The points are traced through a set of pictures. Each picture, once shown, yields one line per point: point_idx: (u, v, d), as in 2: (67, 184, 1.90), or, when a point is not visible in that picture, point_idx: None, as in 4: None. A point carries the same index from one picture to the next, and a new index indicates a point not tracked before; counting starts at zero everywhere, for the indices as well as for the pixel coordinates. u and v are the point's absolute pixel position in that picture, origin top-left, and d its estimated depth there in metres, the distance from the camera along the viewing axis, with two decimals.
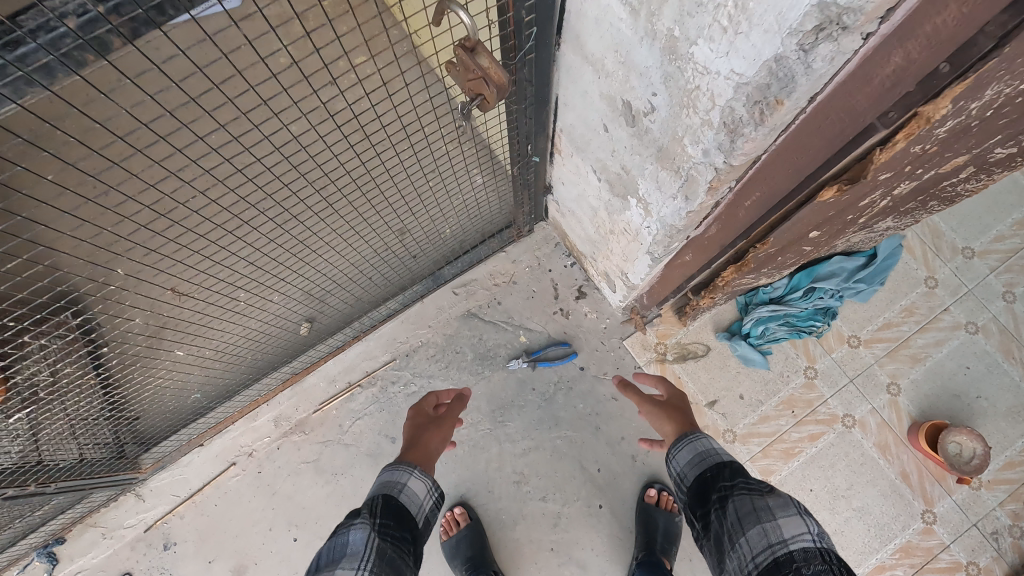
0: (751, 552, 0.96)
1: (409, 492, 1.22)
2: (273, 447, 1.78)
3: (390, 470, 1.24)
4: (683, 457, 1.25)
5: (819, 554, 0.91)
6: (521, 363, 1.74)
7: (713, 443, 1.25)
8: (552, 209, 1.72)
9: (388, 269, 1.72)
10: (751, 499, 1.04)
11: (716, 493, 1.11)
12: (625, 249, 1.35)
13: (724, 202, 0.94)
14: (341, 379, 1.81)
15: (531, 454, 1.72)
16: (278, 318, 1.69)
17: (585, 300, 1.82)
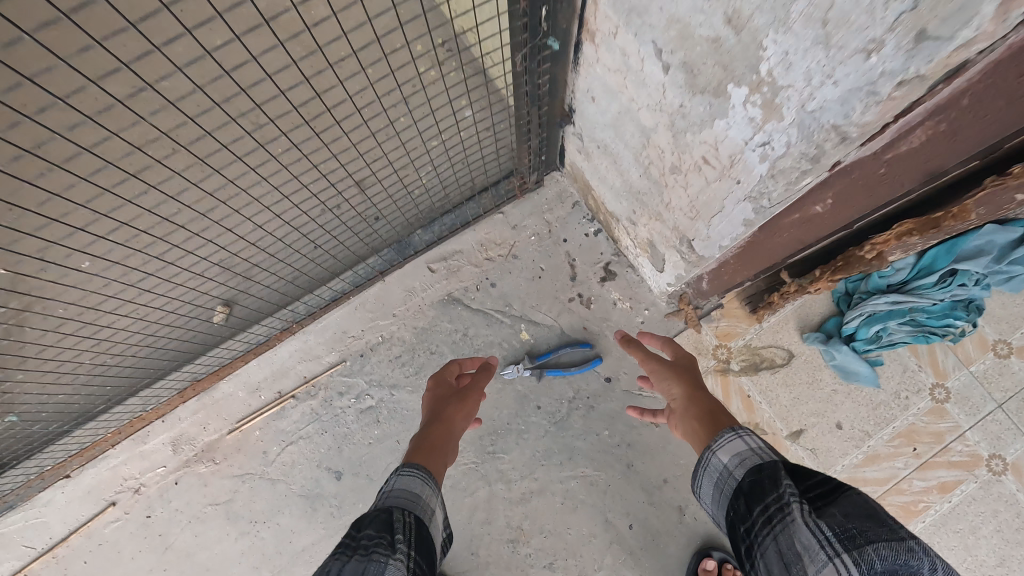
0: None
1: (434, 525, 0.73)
2: (169, 482, 1.26)
3: (413, 477, 0.77)
4: (704, 492, 0.74)
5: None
6: (521, 371, 1.20)
7: (724, 451, 0.71)
8: (572, 147, 1.17)
9: (340, 233, 1.19)
10: (776, 554, 0.55)
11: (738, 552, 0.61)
12: (698, 196, 0.81)
13: (965, 82, 0.44)
14: (268, 388, 1.29)
15: (532, 501, 1.21)
16: (192, 303, 1.17)
17: (614, 283, 1.28)
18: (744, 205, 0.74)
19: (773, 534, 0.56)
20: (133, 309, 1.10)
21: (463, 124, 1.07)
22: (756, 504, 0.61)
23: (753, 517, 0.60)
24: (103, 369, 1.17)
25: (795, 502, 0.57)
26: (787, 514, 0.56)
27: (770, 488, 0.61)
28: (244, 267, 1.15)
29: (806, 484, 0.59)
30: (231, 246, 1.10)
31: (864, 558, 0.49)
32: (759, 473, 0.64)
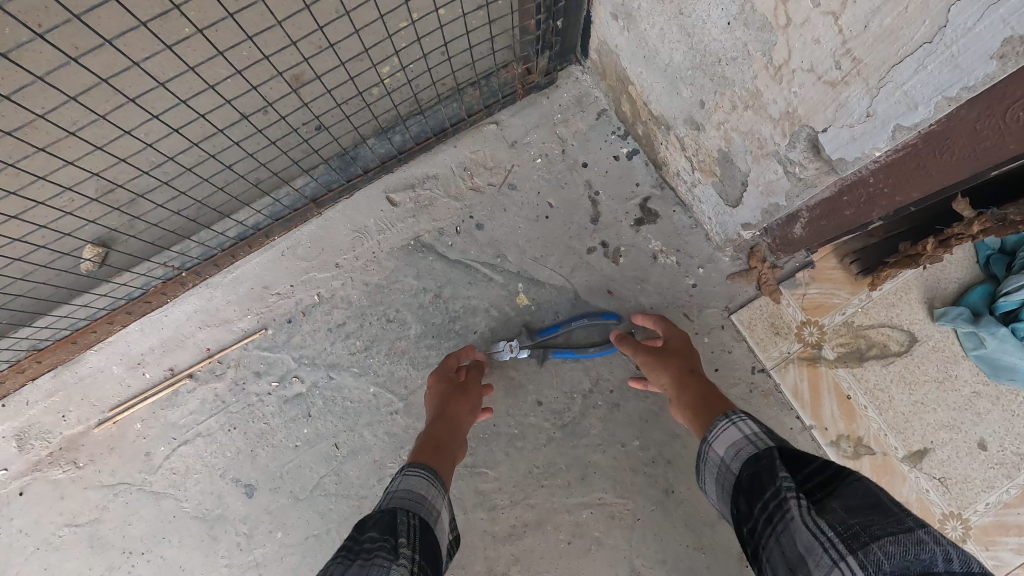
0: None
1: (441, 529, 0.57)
2: (9, 491, 0.89)
3: (414, 474, 0.61)
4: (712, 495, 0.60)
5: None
6: (517, 352, 0.82)
7: (719, 442, 0.59)
8: (605, 9, 0.76)
9: (259, 151, 0.90)
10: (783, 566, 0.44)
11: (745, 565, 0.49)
12: (885, 14, 0.41)
13: None
14: (154, 364, 0.90)
15: (526, 538, 0.84)
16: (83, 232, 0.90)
17: (654, 228, 0.89)
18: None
19: (772, 538, 0.45)
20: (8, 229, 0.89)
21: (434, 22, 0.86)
22: (753, 504, 0.49)
23: (753, 520, 0.48)
24: None
25: (793, 496, 0.45)
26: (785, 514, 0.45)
27: (766, 481, 0.49)
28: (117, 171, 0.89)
29: (811, 472, 0.48)
30: (116, 149, 0.87)
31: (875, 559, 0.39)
32: (755, 464, 0.52)
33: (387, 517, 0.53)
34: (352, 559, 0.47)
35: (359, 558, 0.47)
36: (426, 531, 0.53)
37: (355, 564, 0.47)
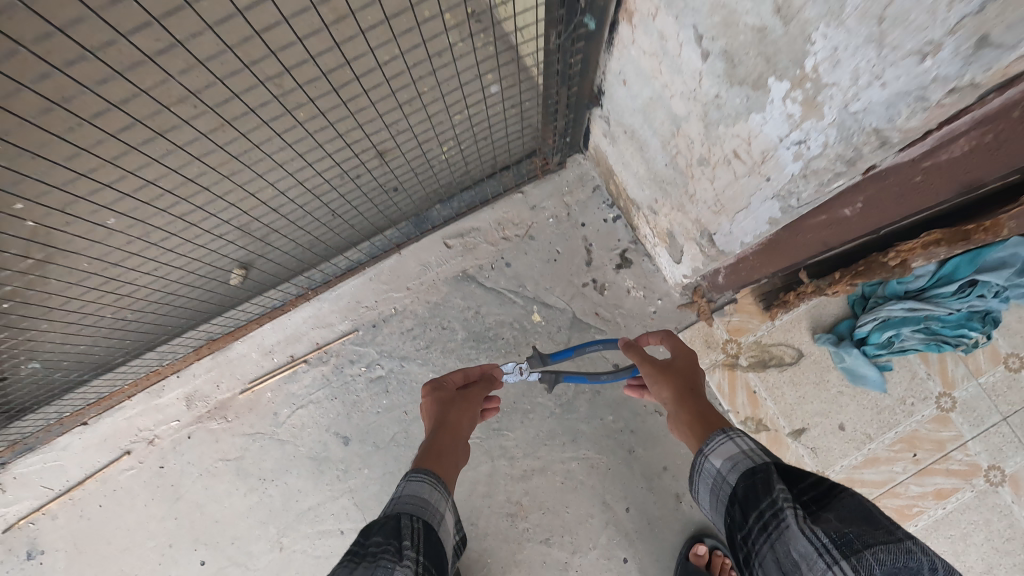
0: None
1: (444, 532, 0.68)
2: (181, 436, 1.29)
3: (422, 481, 0.71)
4: (704, 499, 0.70)
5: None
6: (525, 373, 1.03)
7: (715, 455, 0.68)
8: (597, 129, 1.15)
9: (356, 206, 1.22)
10: (776, 561, 0.53)
11: (738, 559, 0.58)
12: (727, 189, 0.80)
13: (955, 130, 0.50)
14: (281, 351, 1.31)
15: (534, 478, 1.23)
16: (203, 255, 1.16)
17: (629, 270, 1.28)
18: (769, 202, 0.73)
19: (768, 538, 0.54)
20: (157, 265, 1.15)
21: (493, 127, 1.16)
22: (750, 510, 0.58)
23: (749, 524, 0.58)
24: (124, 325, 1.21)
25: (789, 504, 0.54)
26: (781, 514, 0.54)
27: (765, 494, 0.58)
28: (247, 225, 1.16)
29: (799, 486, 0.57)
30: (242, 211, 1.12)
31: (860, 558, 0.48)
32: (754, 476, 0.60)
33: (398, 522, 0.63)
34: (364, 564, 0.57)
35: (372, 563, 0.57)
36: (431, 533, 0.64)
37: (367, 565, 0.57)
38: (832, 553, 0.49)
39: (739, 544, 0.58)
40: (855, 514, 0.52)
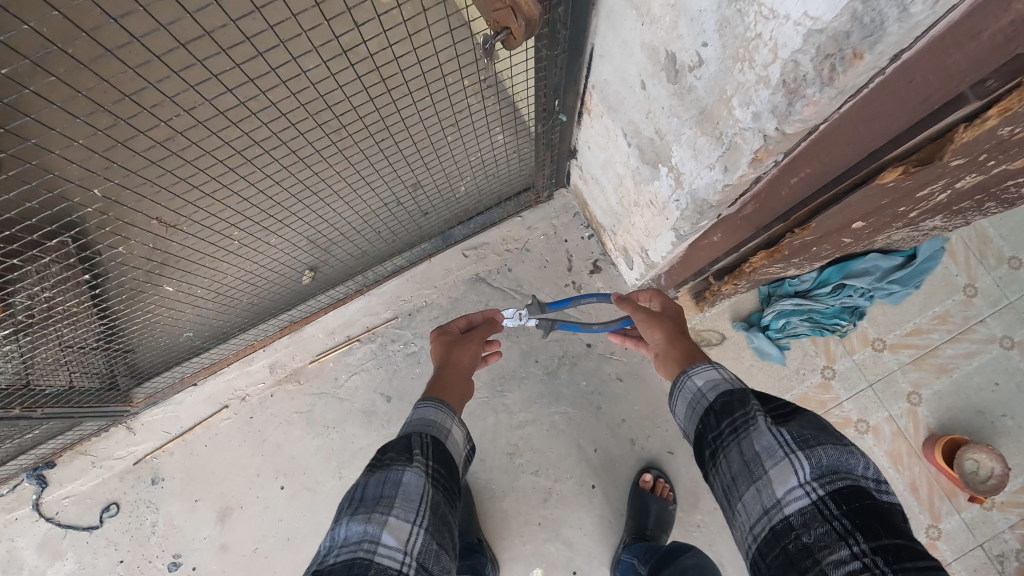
0: (750, 521, 0.72)
1: (450, 443, 0.84)
2: (266, 393, 1.74)
3: (429, 405, 0.87)
4: (680, 411, 0.90)
5: (819, 509, 0.66)
6: (524, 320, 1.34)
7: (698, 379, 0.88)
8: (574, 173, 1.60)
9: (396, 225, 1.68)
10: (740, 450, 0.75)
11: (707, 452, 0.81)
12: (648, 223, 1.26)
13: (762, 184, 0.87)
14: (341, 333, 1.76)
15: (527, 427, 1.67)
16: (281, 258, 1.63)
17: (600, 275, 1.73)
18: (669, 235, 1.19)
19: (739, 436, 0.76)
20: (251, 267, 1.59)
21: (497, 169, 1.59)
22: (725, 417, 0.80)
23: (723, 427, 0.79)
24: (227, 306, 1.64)
25: (760, 415, 0.76)
26: (752, 421, 0.76)
27: (739, 406, 0.79)
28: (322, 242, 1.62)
29: (768, 405, 0.78)
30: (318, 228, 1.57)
31: (809, 452, 0.70)
32: (731, 394, 0.81)
33: (408, 439, 0.79)
34: (382, 469, 0.75)
35: (388, 468, 0.75)
36: (438, 444, 0.81)
37: (384, 470, 0.75)
38: (789, 448, 0.71)
39: (711, 441, 0.80)
40: (811, 426, 0.73)
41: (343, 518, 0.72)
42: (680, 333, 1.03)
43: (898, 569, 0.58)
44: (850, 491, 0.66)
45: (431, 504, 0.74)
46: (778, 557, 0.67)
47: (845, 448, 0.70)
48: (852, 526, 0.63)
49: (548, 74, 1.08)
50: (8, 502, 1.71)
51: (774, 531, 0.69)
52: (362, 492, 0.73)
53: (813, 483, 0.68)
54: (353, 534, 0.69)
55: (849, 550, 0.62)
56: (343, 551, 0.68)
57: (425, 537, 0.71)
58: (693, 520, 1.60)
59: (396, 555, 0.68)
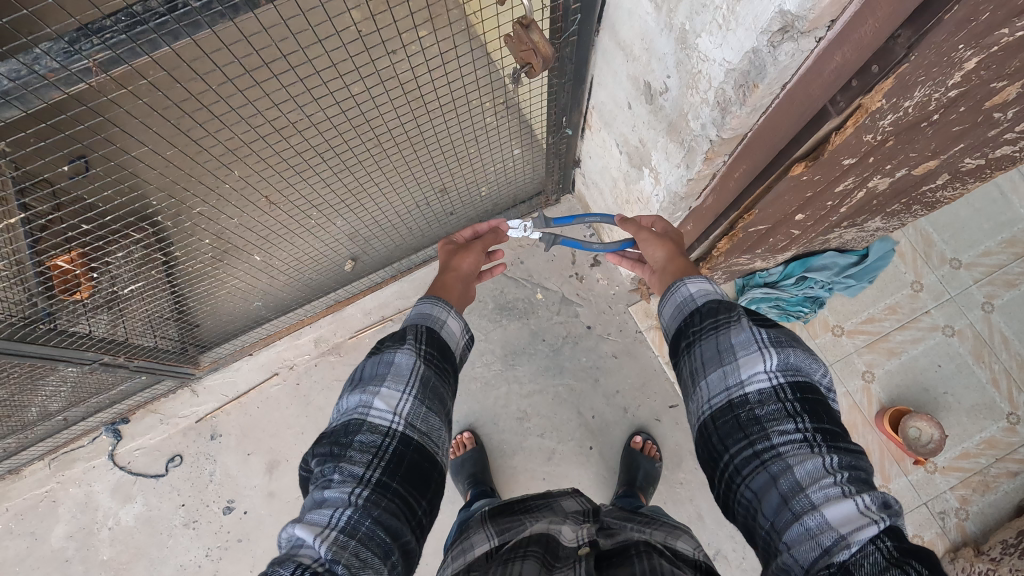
0: (709, 395, 0.83)
1: (447, 332, 0.97)
2: (311, 363, 2.02)
3: (427, 301, 0.99)
4: (666, 311, 0.99)
5: (776, 392, 0.78)
6: (525, 229, 1.37)
7: (691, 286, 0.95)
8: (579, 180, 1.91)
9: (427, 222, 1.98)
10: (717, 341, 0.85)
11: (684, 342, 0.90)
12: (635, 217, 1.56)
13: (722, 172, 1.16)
14: (376, 313, 2.06)
15: (535, 396, 1.94)
16: (325, 250, 1.94)
17: (599, 267, 2.04)
18: None
19: (718, 331, 0.86)
20: (304, 251, 1.90)
21: (513, 178, 1.92)
22: (710, 317, 0.88)
23: (704, 324, 0.88)
24: (284, 284, 1.96)
25: (744, 317, 0.85)
26: (734, 321, 0.85)
27: (726, 309, 0.87)
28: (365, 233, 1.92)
29: (752, 313, 0.87)
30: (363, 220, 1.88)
31: (779, 349, 0.80)
32: (719, 303, 0.89)
33: (404, 329, 0.93)
34: (379, 352, 0.90)
35: (383, 351, 0.90)
36: (431, 332, 0.94)
37: (381, 352, 0.90)
38: (763, 343, 0.81)
39: (690, 334, 0.90)
40: (786, 332, 0.83)
41: (347, 392, 0.89)
42: (678, 251, 1.14)
43: (832, 446, 0.73)
44: (806, 385, 0.78)
45: (420, 378, 0.88)
46: (728, 422, 0.80)
47: (811, 354, 0.81)
48: (801, 409, 0.76)
49: (557, 98, 1.39)
50: (87, 452, 1.98)
51: (730, 403, 0.80)
52: (363, 371, 0.89)
53: (777, 371, 0.79)
54: (352, 402, 0.86)
55: (794, 425, 0.75)
56: (345, 413, 0.86)
57: (414, 402, 0.86)
58: (677, 477, 1.85)
59: (387, 416, 0.84)
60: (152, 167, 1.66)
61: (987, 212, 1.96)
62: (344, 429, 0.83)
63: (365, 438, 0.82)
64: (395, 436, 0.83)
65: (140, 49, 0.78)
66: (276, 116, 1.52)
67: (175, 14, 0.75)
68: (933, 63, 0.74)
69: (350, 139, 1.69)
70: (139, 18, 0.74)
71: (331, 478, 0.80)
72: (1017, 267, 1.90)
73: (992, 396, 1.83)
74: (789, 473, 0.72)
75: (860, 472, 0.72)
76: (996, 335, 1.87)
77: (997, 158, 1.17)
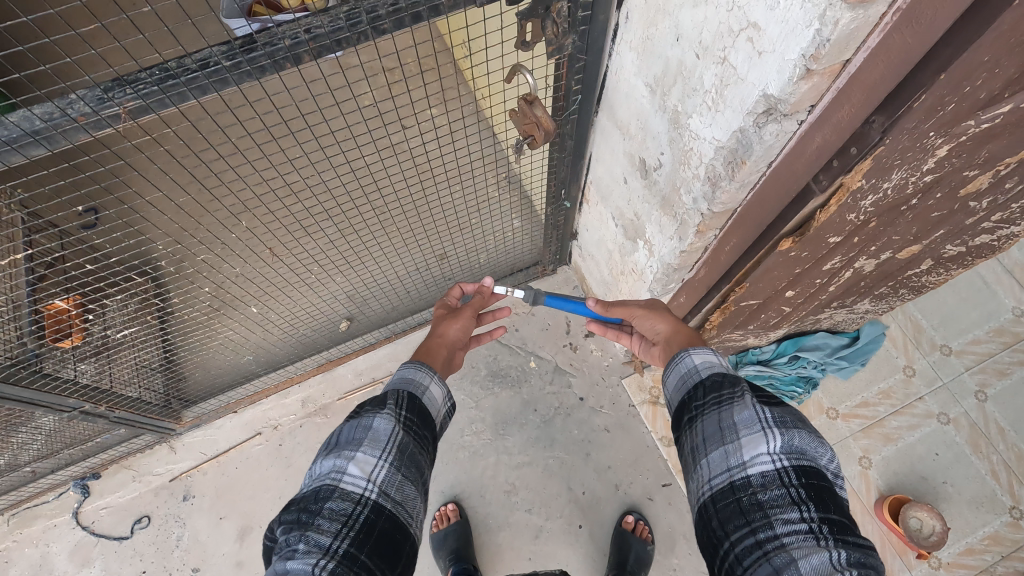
0: (710, 475, 0.81)
1: (428, 398, 0.98)
2: (296, 424, 1.93)
3: (411, 366, 1.00)
4: (670, 381, 0.99)
5: (779, 476, 0.75)
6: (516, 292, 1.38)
7: (695, 358, 0.96)
8: (576, 252, 1.96)
9: (424, 283, 1.99)
10: (719, 418, 0.84)
11: (686, 417, 0.90)
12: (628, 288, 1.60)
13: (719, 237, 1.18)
14: (367, 374, 1.97)
15: (524, 467, 1.88)
16: (322, 307, 1.96)
17: (593, 338, 2.05)
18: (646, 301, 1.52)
19: (721, 407, 0.85)
20: (300, 307, 1.92)
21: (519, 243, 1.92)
22: (713, 391, 0.88)
23: (707, 398, 0.88)
24: (277, 338, 1.97)
25: (747, 393, 0.84)
26: (736, 397, 0.84)
27: (728, 384, 0.87)
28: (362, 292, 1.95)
29: (756, 390, 0.86)
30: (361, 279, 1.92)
31: (784, 431, 0.78)
32: (722, 377, 0.89)
33: (385, 393, 0.94)
34: (358, 416, 0.89)
35: (362, 415, 0.89)
36: (413, 397, 0.94)
37: (359, 417, 0.89)
38: (766, 424, 0.79)
39: (693, 408, 0.89)
40: (791, 412, 0.81)
41: (321, 457, 0.87)
42: (681, 323, 1.16)
43: (839, 539, 0.68)
44: (811, 470, 0.75)
45: (398, 444, 0.87)
46: (730, 506, 0.77)
47: (817, 438, 0.79)
48: (807, 496, 0.72)
49: (558, 171, 1.45)
50: (50, 508, 1.88)
51: (732, 485, 0.78)
52: (339, 435, 0.88)
53: (781, 454, 0.76)
54: (325, 467, 0.84)
55: (798, 514, 0.71)
56: (317, 479, 0.83)
57: (389, 469, 0.84)
58: (670, 563, 1.76)
59: (360, 482, 0.81)
60: (162, 216, 1.74)
61: (971, 301, 2.01)
62: (315, 495, 0.81)
63: (336, 506, 0.79)
64: (367, 504, 0.80)
65: (169, 100, 0.84)
66: (281, 174, 1.62)
67: (209, 71, 0.82)
68: (907, 148, 0.79)
69: (353, 199, 1.77)
70: (173, 72, 0.80)
71: (295, 548, 0.75)
72: (1007, 356, 1.92)
73: (993, 488, 1.78)
74: (794, 567, 0.66)
75: (871, 571, 0.65)
76: (992, 425, 1.85)
77: (977, 246, 1.21)
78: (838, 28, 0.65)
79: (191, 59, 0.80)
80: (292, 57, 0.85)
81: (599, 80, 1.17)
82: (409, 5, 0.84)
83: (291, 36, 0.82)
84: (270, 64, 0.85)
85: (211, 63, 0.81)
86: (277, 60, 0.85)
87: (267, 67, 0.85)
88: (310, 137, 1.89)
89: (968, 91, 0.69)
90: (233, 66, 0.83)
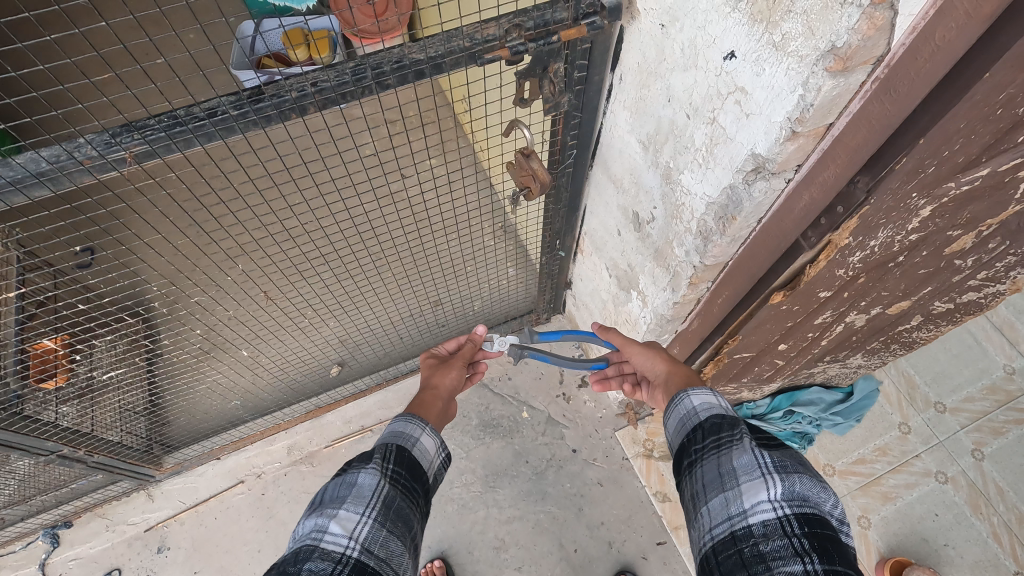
0: (711, 524, 0.79)
1: (418, 450, 0.95)
2: (281, 472, 1.87)
3: (401, 419, 0.99)
4: (671, 425, 0.98)
5: (781, 525, 0.71)
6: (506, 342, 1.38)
7: (695, 399, 0.96)
8: (570, 301, 1.96)
9: (417, 329, 1.97)
10: (718, 463, 0.83)
11: (686, 461, 0.88)
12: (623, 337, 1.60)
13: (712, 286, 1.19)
14: (357, 422, 1.93)
15: (514, 522, 1.82)
16: (313, 351, 1.94)
17: (586, 388, 2.03)
18: None
19: (720, 450, 0.84)
20: (291, 350, 1.91)
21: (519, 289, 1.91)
22: (712, 435, 0.87)
23: (707, 442, 0.87)
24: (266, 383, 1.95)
25: (746, 436, 0.83)
26: (736, 440, 0.83)
27: (728, 427, 0.86)
28: (355, 337, 1.94)
29: (755, 433, 0.85)
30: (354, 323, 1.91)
31: (784, 477, 0.76)
32: (722, 419, 0.88)
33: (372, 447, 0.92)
34: (343, 472, 0.87)
35: (347, 472, 0.87)
36: (401, 450, 0.92)
37: (344, 474, 0.87)
38: (766, 469, 0.77)
39: (692, 452, 0.88)
40: (793, 457, 0.79)
41: (305, 516, 0.84)
42: (680, 364, 1.15)
43: None
44: (814, 518, 0.71)
45: (383, 499, 0.85)
46: (731, 558, 0.73)
47: (820, 484, 0.76)
48: (810, 547, 0.67)
49: (553, 222, 1.48)
50: (17, 559, 1.79)
51: (734, 535, 0.75)
52: (324, 493, 0.86)
53: (782, 501, 0.73)
54: (307, 526, 0.81)
55: (801, 567, 0.66)
56: (298, 539, 0.80)
57: (373, 525, 0.81)
58: None
59: (341, 541, 0.78)
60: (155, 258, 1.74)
61: (962, 358, 2.02)
62: (294, 556, 0.77)
63: (315, 566, 0.75)
64: (348, 563, 0.76)
65: (175, 146, 0.86)
66: (277, 216, 1.64)
67: (214, 119, 0.84)
68: (892, 208, 0.81)
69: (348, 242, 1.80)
70: (180, 120, 0.83)
71: None
72: (1002, 415, 1.91)
73: (995, 552, 1.73)
74: None
75: None
76: (991, 485, 1.81)
77: (965, 303, 1.22)
78: (821, 94, 0.68)
79: (199, 109, 0.83)
80: (297, 106, 0.88)
81: (594, 136, 1.21)
82: (412, 63, 0.88)
83: (298, 88, 0.85)
84: (276, 116, 0.88)
85: (218, 112, 0.84)
86: (283, 110, 0.87)
87: (270, 118, 0.88)
88: (311, 183, 1.94)
89: (947, 155, 0.71)
90: (240, 115, 0.85)
